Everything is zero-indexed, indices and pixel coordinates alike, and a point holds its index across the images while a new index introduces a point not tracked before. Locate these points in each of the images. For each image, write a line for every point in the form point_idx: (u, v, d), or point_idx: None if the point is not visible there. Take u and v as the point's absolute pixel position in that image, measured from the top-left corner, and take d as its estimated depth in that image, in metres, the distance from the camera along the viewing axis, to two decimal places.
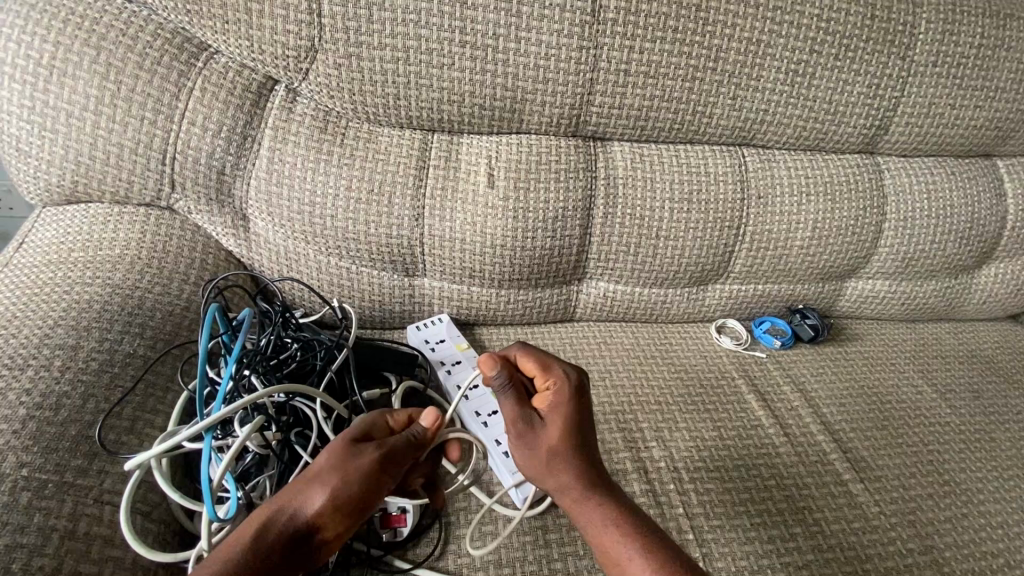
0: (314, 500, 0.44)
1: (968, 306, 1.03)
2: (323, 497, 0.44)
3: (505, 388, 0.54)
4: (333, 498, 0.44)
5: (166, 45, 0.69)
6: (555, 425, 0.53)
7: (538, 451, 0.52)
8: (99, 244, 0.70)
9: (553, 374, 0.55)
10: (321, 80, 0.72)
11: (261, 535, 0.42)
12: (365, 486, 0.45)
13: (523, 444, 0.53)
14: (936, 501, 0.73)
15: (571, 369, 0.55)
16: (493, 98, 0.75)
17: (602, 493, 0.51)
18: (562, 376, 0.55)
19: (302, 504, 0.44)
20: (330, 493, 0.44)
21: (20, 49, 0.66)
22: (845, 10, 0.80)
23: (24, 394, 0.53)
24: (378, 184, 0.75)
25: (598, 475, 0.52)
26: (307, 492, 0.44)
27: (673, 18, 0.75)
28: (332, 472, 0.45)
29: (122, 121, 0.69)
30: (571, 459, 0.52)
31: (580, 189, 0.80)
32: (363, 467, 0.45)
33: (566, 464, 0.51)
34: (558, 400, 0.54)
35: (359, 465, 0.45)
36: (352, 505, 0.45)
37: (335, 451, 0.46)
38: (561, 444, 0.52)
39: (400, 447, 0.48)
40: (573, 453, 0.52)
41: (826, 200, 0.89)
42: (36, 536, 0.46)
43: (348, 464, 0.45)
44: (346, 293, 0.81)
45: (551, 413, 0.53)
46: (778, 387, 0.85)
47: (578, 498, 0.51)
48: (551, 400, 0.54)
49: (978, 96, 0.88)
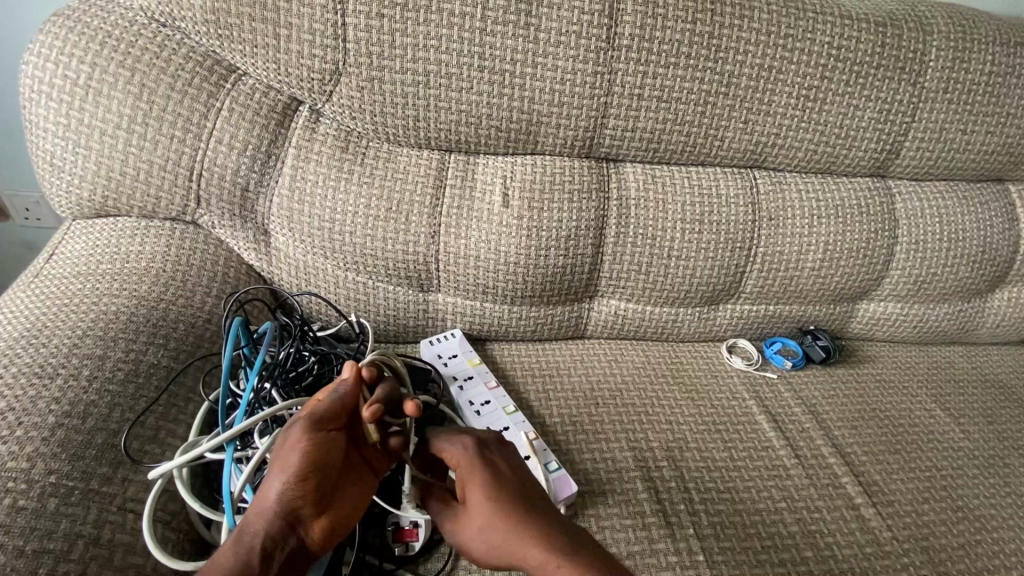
0: (271, 493, 0.44)
1: (981, 330, 1.02)
2: (277, 486, 0.44)
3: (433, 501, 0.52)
4: (284, 483, 0.44)
5: (198, 68, 0.72)
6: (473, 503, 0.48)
7: (474, 533, 0.48)
8: (126, 257, 0.73)
9: (457, 452, 0.51)
10: (343, 102, 0.74)
11: (240, 536, 0.44)
12: (303, 459, 0.45)
13: (465, 534, 0.49)
14: (950, 527, 0.72)
15: (466, 439, 0.51)
16: (509, 121, 0.77)
17: (545, 542, 0.45)
18: (463, 452, 0.51)
19: (265, 502, 0.45)
20: (280, 479, 0.44)
21: (58, 69, 0.69)
22: (855, 37, 0.81)
23: (53, 402, 0.55)
24: (396, 203, 0.77)
25: (539, 521, 0.47)
26: (266, 489, 0.45)
27: (686, 45, 0.77)
28: (275, 463, 0.45)
29: (153, 139, 0.72)
30: (502, 527, 0.47)
31: (593, 209, 0.82)
32: (294, 446, 0.45)
33: (499, 534, 0.47)
34: (468, 472, 0.49)
35: (291, 442, 0.45)
36: (300, 480, 0.45)
37: (278, 445, 0.46)
38: (486, 517, 0.47)
39: (329, 412, 0.47)
40: (501, 518, 0.47)
41: (837, 222, 0.90)
42: (63, 542, 0.48)
43: (284, 448, 0.45)
44: (363, 308, 0.82)
45: (468, 492, 0.49)
46: (789, 409, 0.85)
47: (527, 558, 0.46)
48: (465, 479, 0.49)
49: (990, 122, 0.89)
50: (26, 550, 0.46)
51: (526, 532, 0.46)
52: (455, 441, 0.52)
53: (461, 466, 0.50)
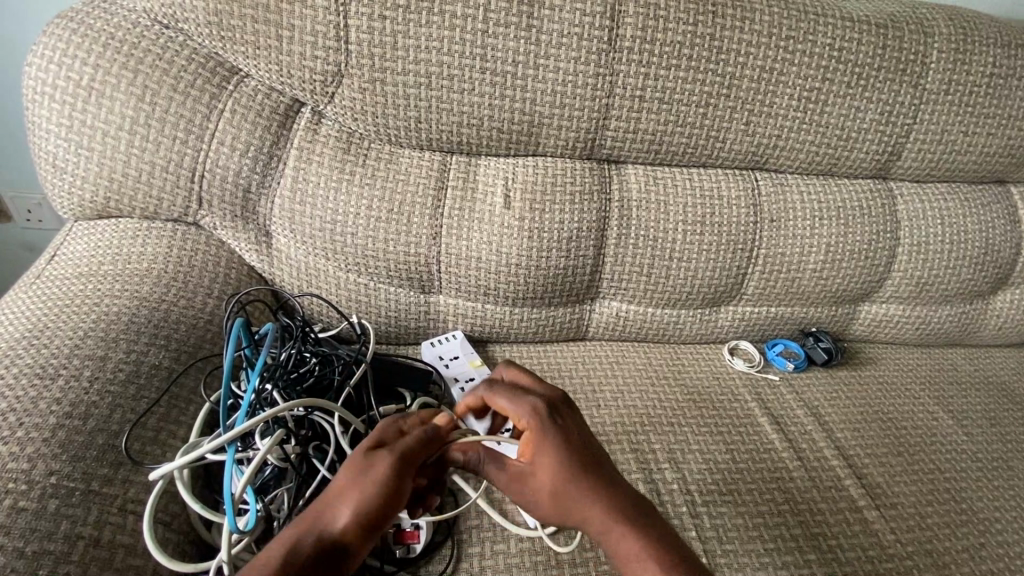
0: (342, 511, 0.41)
1: (984, 331, 1.02)
2: (355, 504, 0.41)
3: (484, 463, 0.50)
4: (365, 504, 0.41)
5: (200, 69, 0.72)
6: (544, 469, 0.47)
7: (541, 495, 0.48)
8: (128, 258, 0.73)
9: (527, 415, 0.49)
10: (346, 104, 0.74)
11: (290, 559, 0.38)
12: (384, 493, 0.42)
13: (527, 495, 0.48)
14: (954, 530, 0.72)
15: (539, 404, 0.50)
16: (511, 122, 0.77)
17: (618, 517, 0.46)
18: (534, 414, 0.49)
19: (333, 516, 0.41)
20: (362, 499, 0.41)
21: (61, 71, 0.70)
22: (856, 39, 0.81)
23: (55, 403, 0.55)
24: (398, 204, 0.77)
25: (612, 491, 0.47)
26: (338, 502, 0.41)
27: (687, 46, 0.77)
28: (352, 484, 0.42)
29: (155, 140, 0.72)
30: (576, 494, 0.46)
31: (595, 211, 0.82)
32: (381, 470, 0.42)
33: (575, 499, 0.46)
34: (541, 435, 0.48)
35: (379, 469, 0.43)
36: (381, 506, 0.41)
37: (353, 463, 0.43)
38: (559, 480, 0.46)
39: (416, 446, 0.45)
40: (576, 487, 0.46)
41: (839, 224, 0.90)
42: (63, 543, 0.48)
43: (369, 470, 0.42)
44: (363, 310, 0.82)
45: (539, 454, 0.48)
46: (792, 411, 0.85)
47: (598, 528, 0.46)
48: (536, 441, 0.48)
49: (991, 124, 0.89)
50: (26, 551, 0.46)
51: (600, 504, 0.46)
52: (521, 402, 0.50)
53: (530, 428, 0.49)
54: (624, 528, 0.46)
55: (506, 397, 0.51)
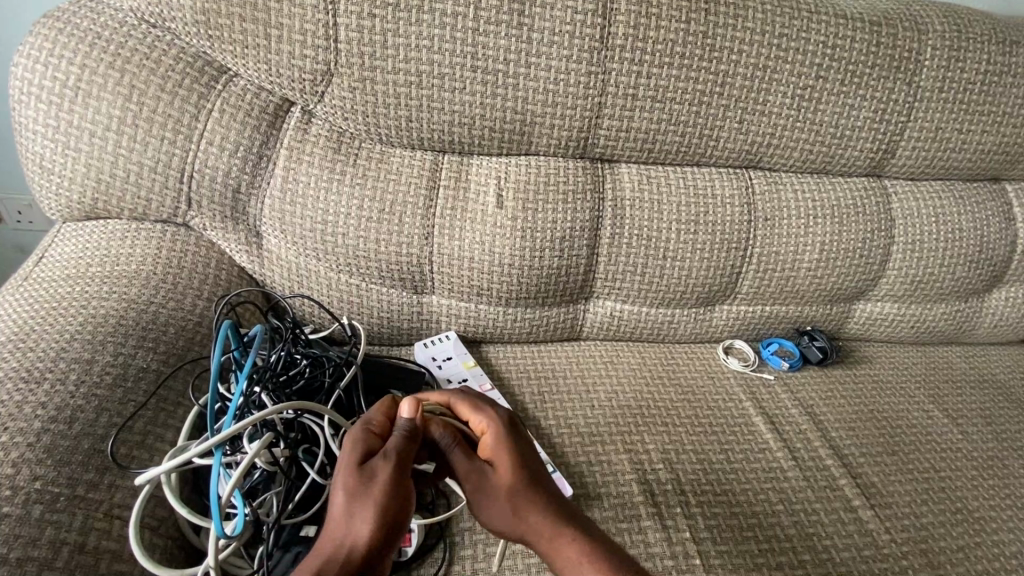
0: (360, 531, 0.42)
1: (979, 329, 1.02)
2: (367, 520, 0.43)
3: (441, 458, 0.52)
4: (376, 519, 0.43)
5: (188, 68, 0.71)
6: (502, 467, 0.51)
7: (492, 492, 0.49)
8: (117, 260, 0.72)
9: (483, 418, 0.54)
10: (336, 103, 0.74)
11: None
12: (394, 499, 0.44)
13: (480, 491, 0.50)
14: (949, 529, 0.72)
15: (499, 411, 0.55)
16: (503, 121, 0.76)
17: (565, 524, 0.47)
18: (491, 418, 0.54)
19: (348, 536, 0.42)
20: (373, 516, 0.43)
21: (47, 70, 0.69)
22: (850, 36, 0.81)
23: (40, 407, 0.55)
24: (389, 204, 0.77)
25: (557, 501, 0.49)
26: (349, 524, 0.42)
27: (680, 44, 0.76)
28: (363, 498, 0.44)
29: (143, 141, 0.71)
30: (524, 499, 0.49)
31: (588, 210, 0.81)
32: (382, 480, 0.45)
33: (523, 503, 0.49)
34: (496, 438, 0.53)
35: (380, 478, 0.45)
36: (390, 517, 0.43)
37: (346, 478, 0.45)
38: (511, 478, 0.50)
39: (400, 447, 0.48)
40: (524, 488, 0.49)
41: (833, 222, 0.89)
42: (47, 550, 0.47)
43: (370, 482, 0.45)
44: (355, 311, 0.82)
45: (494, 454, 0.52)
46: (786, 410, 0.85)
47: (541, 539, 0.47)
48: (492, 442, 0.52)
49: (985, 121, 0.89)
50: (9, 557, 0.45)
51: (545, 513, 0.48)
52: (483, 412, 0.55)
53: (486, 431, 0.54)
54: (570, 532, 0.47)
55: (465, 400, 0.56)
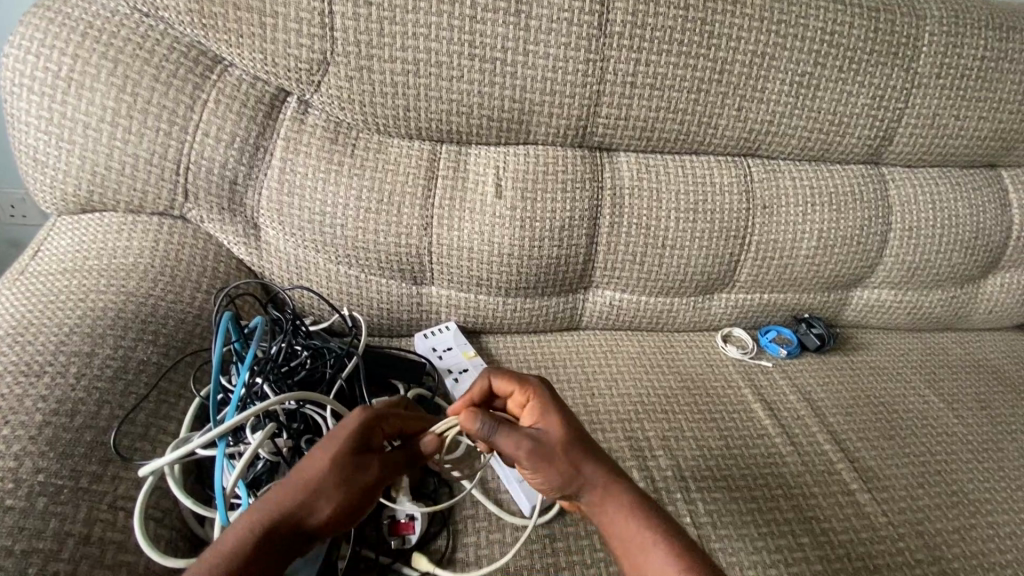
0: (324, 511, 0.43)
1: (975, 315, 1.03)
2: (334, 506, 0.43)
3: (493, 435, 0.50)
4: (342, 507, 0.43)
5: (182, 58, 0.70)
6: (554, 429, 0.50)
7: (551, 458, 0.48)
8: (113, 252, 0.71)
9: (530, 387, 0.54)
10: (332, 92, 0.73)
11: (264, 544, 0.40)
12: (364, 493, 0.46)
13: (543, 461, 0.49)
14: (944, 512, 0.73)
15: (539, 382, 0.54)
16: (501, 110, 0.76)
17: (620, 487, 0.48)
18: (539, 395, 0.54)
19: (313, 510, 0.42)
20: (340, 501, 0.43)
21: (39, 62, 0.68)
22: (848, 22, 0.80)
23: (41, 401, 0.54)
24: (388, 194, 0.76)
25: (605, 462, 0.50)
26: (318, 499, 0.43)
27: (679, 31, 0.76)
28: (337, 482, 0.44)
29: (138, 133, 0.70)
30: (580, 459, 0.49)
31: (587, 199, 0.81)
32: (371, 477, 0.46)
33: (581, 466, 0.49)
34: (543, 412, 0.52)
35: (365, 475, 0.46)
36: (354, 505, 0.44)
37: (338, 459, 0.45)
38: (564, 443, 0.49)
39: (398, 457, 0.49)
40: (579, 452, 0.49)
41: (831, 209, 0.90)
42: (53, 541, 0.47)
43: (355, 472, 0.45)
44: (355, 302, 0.82)
45: (542, 420, 0.52)
46: (784, 396, 0.85)
47: (596, 501, 0.49)
48: (538, 414, 0.52)
49: (983, 107, 0.89)
50: (14, 549, 0.45)
51: (600, 474, 0.49)
52: (525, 382, 0.55)
53: (529, 406, 0.54)
54: (626, 496, 0.48)
55: (502, 376, 0.56)
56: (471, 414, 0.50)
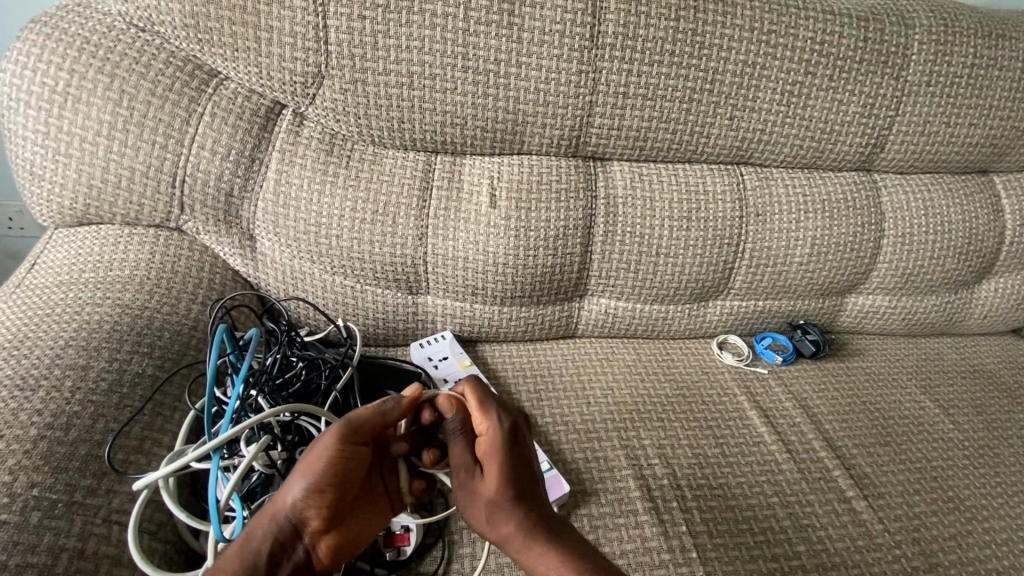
0: (289, 500, 0.47)
1: (970, 320, 1.03)
2: (296, 494, 0.47)
3: (455, 437, 0.55)
4: (306, 495, 0.47)
5: (178, 72, 0.71)
6: (494, 473, 0.52)
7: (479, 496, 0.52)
8: (109, 265, 0.72)
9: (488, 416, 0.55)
10: (327, 105, 0.74)
11: (247, 542, 0.46)
12: (329, 471, 0.48)
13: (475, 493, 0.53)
14: (941, 518, 0.73)
15: (499, 410, 0.55)
16: (496, 121, 0.77)
17: (541, 539, 0.50)
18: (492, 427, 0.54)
19: (282, 506, 0.47)
20: (301, 489, 0.47)
21: (36, 77, 0.69)
22: (838, 33, 0.81)
23: (36, 414, 0.55)
24: (383, 205, 0.77)
25: (536, 514, 0.52)
26: (285, 491, 0.47)
27: (670, 42, 0.77)
28: (300, 465, 0.48)
29: (134, 146, 0.71)
30: (507, 507, 0.51)
31: (581, 208, 0.82)
32: (327, 444, 0.48)
33: (508, 516, 0.51)
34: (492, 447, 0.53)
35: (327, 442, 0.48)
36: (320, 488, 0.48)
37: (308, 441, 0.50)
38: (503, 483, 0.52)
39: (370, 417, 0.51)
40: (514, 497, 0.52)
41: (824, 217, 0.90)
42: (47, 556, 0.47)
43: (318, 445, 0.49)
44: (351, 312, 0.82)
45: (486, 459, 0.53)
46: (780, 404, 0.86)
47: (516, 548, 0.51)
48: (486, 447, 0.54)
49: (973, 114, 0.90)
50: (8, 564, 0.45)
51: (522, 525, 0.51)
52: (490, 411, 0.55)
53: (486, 433, 0.54)
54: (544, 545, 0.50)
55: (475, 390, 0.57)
56: (449, 402, 0.55)
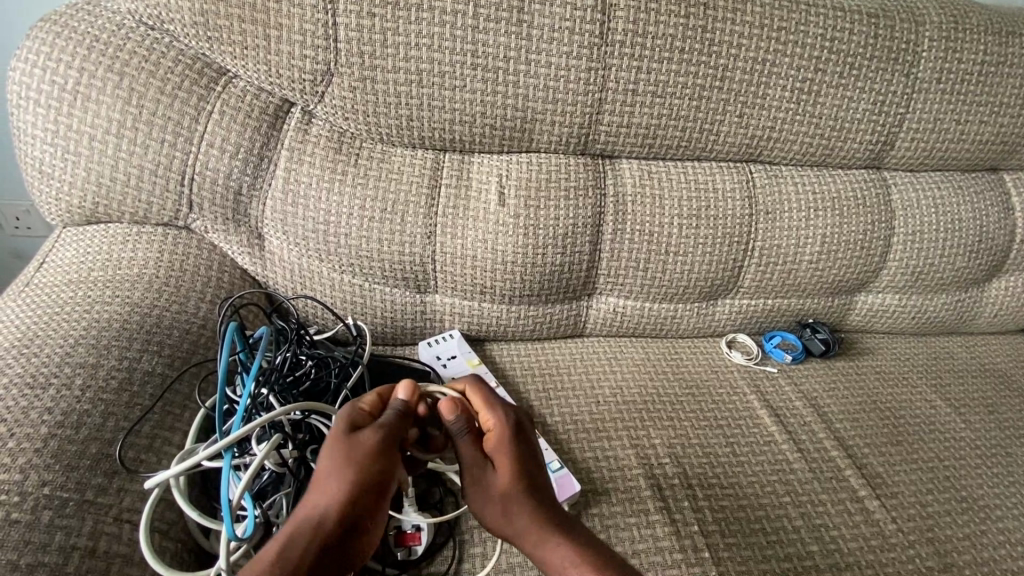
0: (332, 501, 0.45)
1: (980, 320, 1.03)
2: (339, 492, 0.45)
3: (461, 434, 0.55)
4: (349, 492, 0.45)
5: (188, 70, 0.71)
6: (503, 467, 0.53)
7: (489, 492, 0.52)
8: (118, 264, 0.72)
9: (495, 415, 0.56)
10: (336, 103, 0.74)
11: (294, 547, 0.42)
12: (373, 466, 0.47)
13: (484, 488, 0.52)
14: (954, 518, 0.72)
15: (507, 410, 0.56)
16: (505, 118, 0.76)
17: (552, 532, 0.49)
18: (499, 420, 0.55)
19: (324, 508, 0.44)
20: (346, 487, 0.45)
21: (45, 75, 0.69)
22: (848, 29, 0.81)
23: (46, 412, 0.54)
24: (392, 203, 0.77)
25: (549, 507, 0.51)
26: (327, 492, 0.45)
27: (679, 39, 0.76)
28: (340, 464, 0.46)
29: (143, 144, 0.71)
30: (519, 500, 0.51)
31: (590, 207, 0.81)
32: (367, 445, 0.48)
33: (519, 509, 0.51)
34: (498, 443, 0.54)
35: (365, 444, 0.48)
36: (363, 485, 0.46)
37: (335, 443, 0.48)
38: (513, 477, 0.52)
39: (393, 420, 0.52)
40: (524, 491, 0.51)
41: (834, 214, 0.90)
42: (59, 555, 0.47)
43: (354, 447, 0.48)
44: (359, 311, 0.82)
45: (494, 453, 0.54)
46: (790, 403, 0.85)
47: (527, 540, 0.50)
48: (494, 443, 0.54)
49: (983, 112, 0.89)
50: (20, 563, 0.45)
51: (535, 517, 0.50)
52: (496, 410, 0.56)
53: (493, 430, 0.55)
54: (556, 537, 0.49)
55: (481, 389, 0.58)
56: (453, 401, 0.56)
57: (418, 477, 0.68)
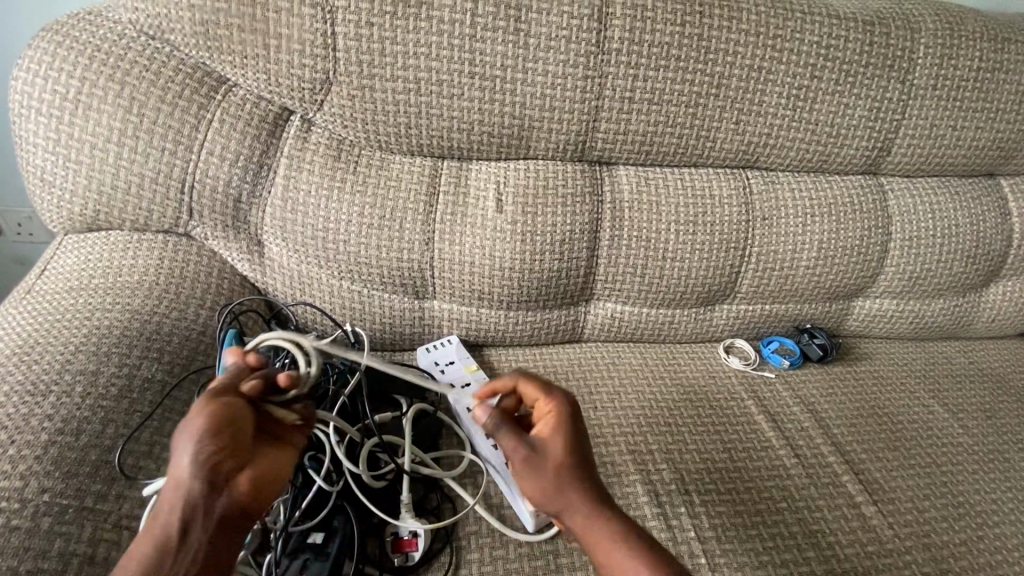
0: (180, 473, 0.41)
1: (978, 324, 1.03)
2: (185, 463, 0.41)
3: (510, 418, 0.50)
4: (193, 459, 0.41)
5: (188, 79, 0.71)
6: (560, 448, 0.48)
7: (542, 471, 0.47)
8: (119, 271, 0.72)
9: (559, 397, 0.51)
10: (335, 111, 0.74)
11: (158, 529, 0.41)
12: (212, 425, 0.42)
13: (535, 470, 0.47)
14: (951, 524, 0.72)
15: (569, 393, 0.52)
16: (502, 126, 0.77)
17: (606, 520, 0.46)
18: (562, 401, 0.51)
19: (178, 483, 0.41)
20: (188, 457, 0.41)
21: (46, 84, 0.69)
22: (843, 37, 0.81)
23: (46, 420, 0.55)
24: (390, 210, 0.77)
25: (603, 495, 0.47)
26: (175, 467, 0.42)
27: (675, 47, 0.77)
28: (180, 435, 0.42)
29: (143, 152, 0.72)
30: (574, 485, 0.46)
31: (587, 213, 0.82)
32: (199, 407, 0.43)
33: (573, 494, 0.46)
34: (558, 424, 0.49)
35: (200, 407, 0.43)
36: (210, 447, 0.42)
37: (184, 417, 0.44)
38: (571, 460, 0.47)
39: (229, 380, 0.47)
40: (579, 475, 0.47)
41: (831, 220, 0.90)
42: (58, 561, 0.47)
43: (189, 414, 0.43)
44: (358, 317, 0.82)
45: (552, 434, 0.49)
46: (788, 408, 0.85)
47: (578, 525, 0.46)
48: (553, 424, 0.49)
49: (980, 118, 0.90)
50: (19, 570, 0.46)
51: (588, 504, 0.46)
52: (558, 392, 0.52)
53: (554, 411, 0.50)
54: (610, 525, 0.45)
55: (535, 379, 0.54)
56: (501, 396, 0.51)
57: (416, 483, 0.68)
